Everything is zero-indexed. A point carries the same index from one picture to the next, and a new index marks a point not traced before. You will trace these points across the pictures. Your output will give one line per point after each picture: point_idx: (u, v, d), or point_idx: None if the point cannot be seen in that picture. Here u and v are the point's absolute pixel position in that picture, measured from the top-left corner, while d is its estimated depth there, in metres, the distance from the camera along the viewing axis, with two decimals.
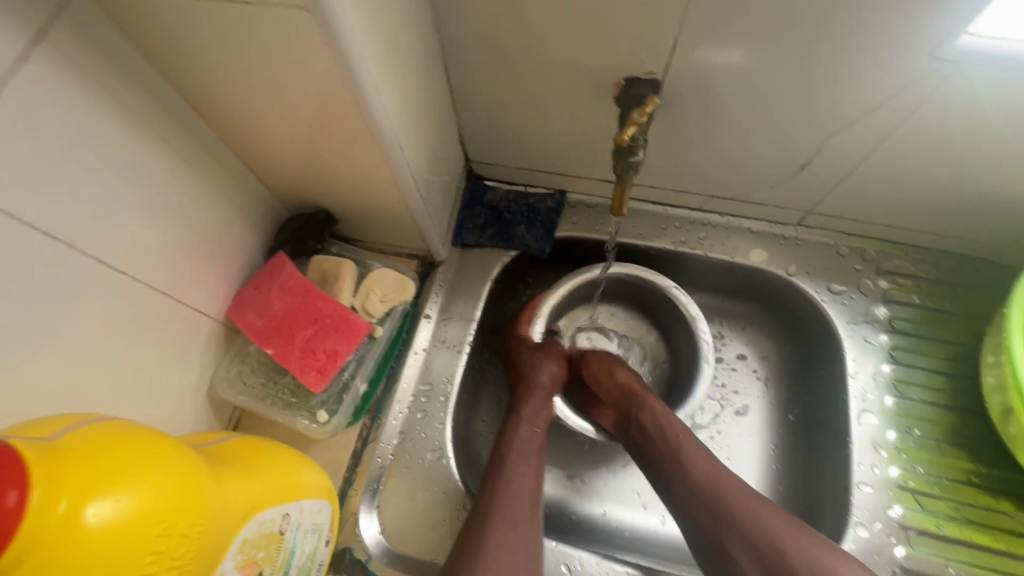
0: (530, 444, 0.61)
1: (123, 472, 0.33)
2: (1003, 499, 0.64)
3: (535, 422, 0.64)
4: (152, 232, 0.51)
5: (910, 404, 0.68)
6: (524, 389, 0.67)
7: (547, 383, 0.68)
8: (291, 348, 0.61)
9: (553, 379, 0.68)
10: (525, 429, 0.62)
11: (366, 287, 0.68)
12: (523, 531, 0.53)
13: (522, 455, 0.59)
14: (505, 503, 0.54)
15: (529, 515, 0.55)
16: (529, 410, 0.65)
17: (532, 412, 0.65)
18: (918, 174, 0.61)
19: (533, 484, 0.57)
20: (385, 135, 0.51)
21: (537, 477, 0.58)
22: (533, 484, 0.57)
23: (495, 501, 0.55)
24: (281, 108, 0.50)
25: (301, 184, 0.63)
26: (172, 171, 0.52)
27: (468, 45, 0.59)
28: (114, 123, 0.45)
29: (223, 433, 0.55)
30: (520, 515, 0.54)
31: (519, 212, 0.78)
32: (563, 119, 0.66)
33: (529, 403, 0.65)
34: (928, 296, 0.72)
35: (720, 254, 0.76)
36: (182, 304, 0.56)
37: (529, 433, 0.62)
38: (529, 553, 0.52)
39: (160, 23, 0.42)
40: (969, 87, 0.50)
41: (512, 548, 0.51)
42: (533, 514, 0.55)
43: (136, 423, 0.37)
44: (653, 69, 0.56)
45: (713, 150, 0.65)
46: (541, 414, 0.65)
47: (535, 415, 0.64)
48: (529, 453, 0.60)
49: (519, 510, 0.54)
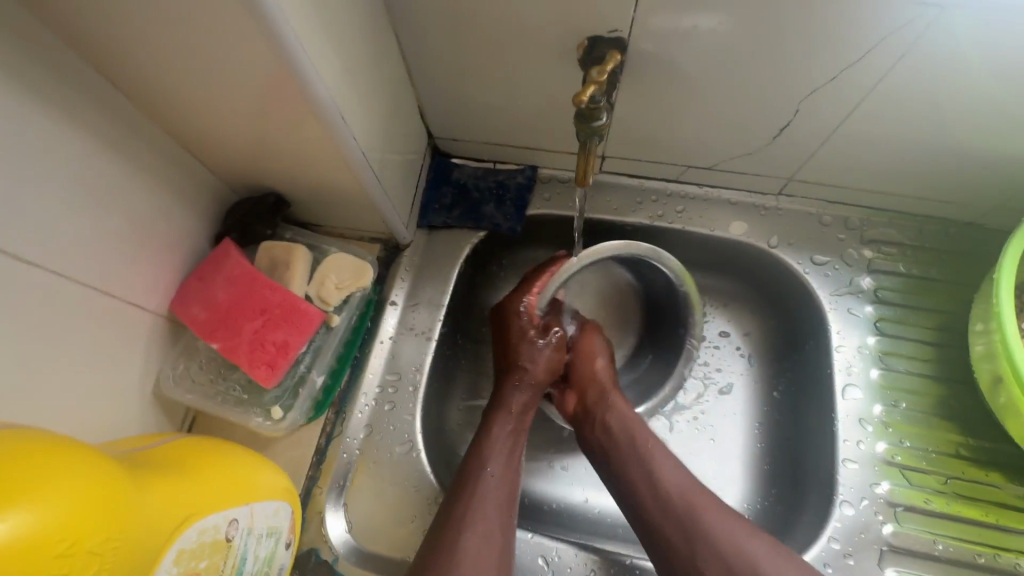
0: (510, 437, 0.59)
1: (12, 488, 0.29)
2: (993, 472, 0.62)
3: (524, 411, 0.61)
4: (74, 224, 0.46)
5: (896, 376, 0.65)
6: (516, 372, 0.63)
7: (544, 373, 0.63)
8: (239, 342, 0.57)
9: (551, 363, 0.64)
10: (509, 419, 0.60)
11: (321, 274, 0.64)
12: (494, 534, 0.51)
13: (503, 453, 0.57)
14: (480, 503, 0.53)
15: (503, 517, 0.53)
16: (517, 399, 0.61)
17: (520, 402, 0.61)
18: (903, 135, 0.58)
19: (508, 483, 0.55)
20: (325, 107, 0.46)
21: (514, 475, 0.56)
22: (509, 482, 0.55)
23: (472, 503, 0.53)
24: (208, 81, 0.45)
25: (245, 166, 0.58)
26: (92, 154, 0.47)
27: (418, 7, 0.54)
28: (14, 100, 0.40)
29: (167, 436, 0.51)
30: (493, 517, 0.52)
31: (488, 191, 0.74)
32: (527, 87, 0.61)
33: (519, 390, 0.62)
34: (914, 264, 0.69)
35: (699, 228, 0.72)
36: (117, 301, 0.52)
37: (512, 428, 0.59)
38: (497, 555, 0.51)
39: None
40: (959, 37, 0.46)
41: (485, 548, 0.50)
42: (506, 513, 0.53)
43: (38, 433, 0.34)
44: (620, 27, 0.51)
45: (688, 116, 0.61)
46: (528, 405, 0.62)
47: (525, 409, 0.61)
48: (511, 453, 0.58)
49: (492, 511, 0.53)
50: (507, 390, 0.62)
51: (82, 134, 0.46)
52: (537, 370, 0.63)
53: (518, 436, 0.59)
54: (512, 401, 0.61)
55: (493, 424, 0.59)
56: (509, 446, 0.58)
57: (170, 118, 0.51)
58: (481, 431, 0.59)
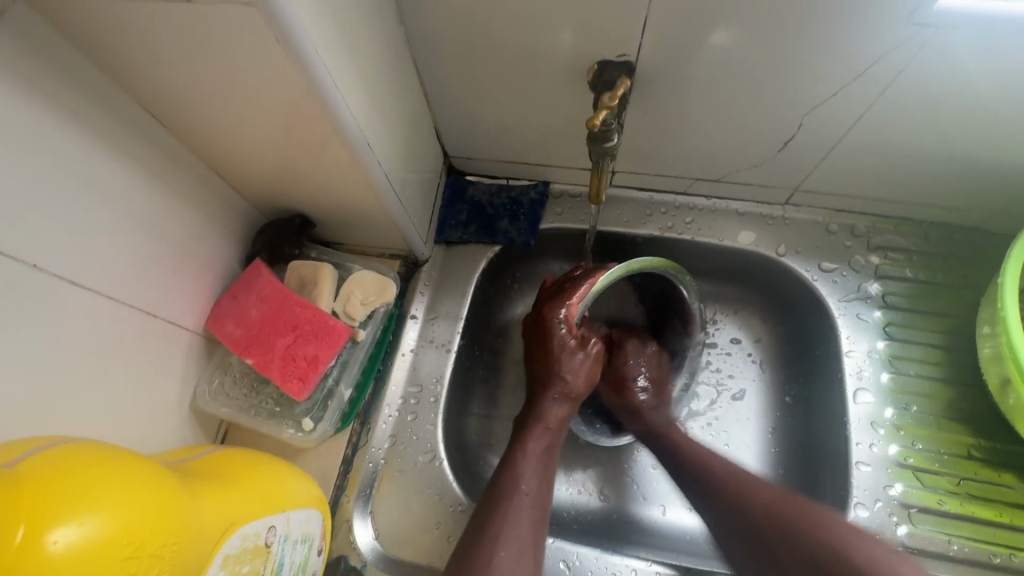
0: (541, 456, 0.60)
1: (84, 495, 0.32)
2: (1006, 472, 0.63)
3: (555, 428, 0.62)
4: (119, 247, 0.50)
5: (906, 380, 0.67)
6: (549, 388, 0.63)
7: (581, 388, 0.64)
8: (271, 357, 0.60)
9: (583, 382, 0.64)
10: (540, 435, 0.61)
11: (347, 290, 0.66)
12: (524, 551, 0.52)
13: (536, 473, 0.58)
14: (513, 519, 0.54)
15: (532, 534, 0.54)
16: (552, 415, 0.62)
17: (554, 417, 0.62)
18: (904, 145, 0.60)
19: (540, 503, 0.57)
20: (351, 134, 0.49)
21: (544, 494, 0.57)
22: (540, 502, 0.57)
23: (507, 517, 0.54)
24: (243, 113, 0.48)
25: (275, 190, 0.61)
26: (136, 183, 0.50)
27: (435, 36, 0.57)
28: (68, 136, 0.43)
29: (205, 447, 0.54)
30: (525, 535, 0.53)
31: (502, 206, 0.77)
32: (539, 107, 0.64)
33: (552, 407, 0.63)
34: (921, 269, 0.70)
35: (708, 239, 0.74)
36: (157, 319, 0.55)
37: (546, 447, 0.61)
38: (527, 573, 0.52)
39: (105, 29, 0.40)
40: (951, 51, 0.48)
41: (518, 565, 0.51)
42: (537, 531, 0.55)
43: (101, 444, 0.37)
44: (627, 51, 0.54)
45: (694, 131, 0.64)
46: (561, 421, 0.63)
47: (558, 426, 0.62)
48: (543, 472, 0.59)
49: (525, 530, 0.54)
50: (541, 408, 0.63)
51: (127, 164, 0.49)
52: (577, 383, 0.64)
53: (548, 455, 0.61)
54: (546, 419, 0.62)
55: (529, 441, 0.60)
56: (541, 463, 0.59)
57: (205, 147, 0.54)
58: (514, 446, 0.60)
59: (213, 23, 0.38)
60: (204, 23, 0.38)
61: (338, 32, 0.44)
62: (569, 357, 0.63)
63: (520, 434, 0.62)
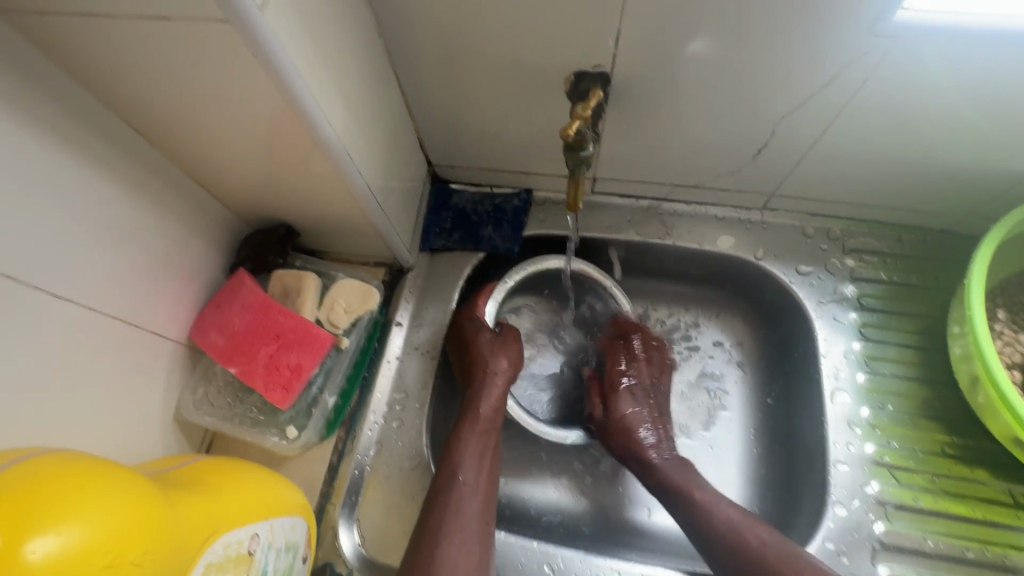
0: (481, 441, 0.61)
1: (63, 506, 0.32)
2: (978, 469, 0.64)
3: (490, 413, 0.63)
4: (102, 259, 0.50)
5: (881, 379, 0.68)
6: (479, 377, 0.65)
7: (507, 367, 0.66)
8: (255, 366, 0.60)
9: (510, 366, 0.66)
10: (477, 422, 0.62)
11: (331, 298, 0.67)
12: (471, 533, 0.55)
13: (474, 460, 0.59)
14: (457, 507, 0.56)
15: (478, 520, 0.56)
16: (484, 399, 0.64)
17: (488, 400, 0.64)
18: (874, 151, 0.62)
19: (483, 487, 0.58)
20: (331, 145, 0.50)
21: (491, 476, 0.59)
22: (484, 486, 0.58)
23: (447, 505, 0.56)
24: (223, 127, 0.49)
25: (259, 200, 0.62)
26: (118, 196, 0.51)
27: (415, 48, 0.59)
28: (49, 151, 0.44)
29: (188, 457, 0.54)
30: (466, 529, 0.55)
31: (486, 214, 0.78)
32: (519, 117, 0.65)
33: (484, 394, 0.64)
34: (894, 271, 0.72)
35: (689, 243, 0.76)
36: (140, 330, 0.55)
37: (484, 433, 0.62)
38: (478, 556, 0.54)
39: (85, 46, 0.41)
40: (912, 61, 0.50)
41: (464, 547, 0.54)
42: (482, 514, 0.57)
43: (81, 456, 0.37)
44: (602, 62, 0.56)
45: (670, 139, 0.65)
46: (498, 404, 0.64)
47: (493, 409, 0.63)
48: (482, 457, 0.60)
49: (470, 517, 0.55)
50: (476, 396, 0.64)
51: (109, 177, 0.50)
52: (500, 364, 0.66)
53: (490, 439, 0.62)
54: (481, 407, 0.63)
55: (463, 429, 0.61)
56: (479, 451, 0.60)
57: (188, 160, 0.55)
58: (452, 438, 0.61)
59: (190, 40, 0.39)
60: (182, 39, 0.39)
61: (315, 46, 0.45)
62: (496, 346, 0.67)
63: (458, 424, 0.63)
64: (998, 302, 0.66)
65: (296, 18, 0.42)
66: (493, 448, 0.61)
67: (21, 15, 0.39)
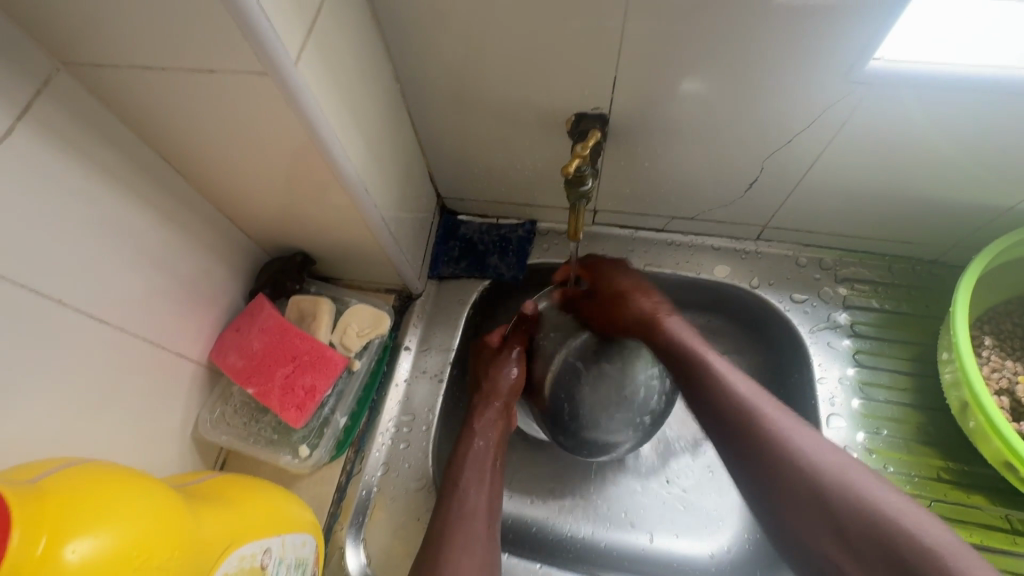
0: (480, 462, 0.63)
1: (99, 510, 0.35)
2: (975, 494, 0.65)
3: (488, 436, 0.66)
4: (135, 284, 0.54)
5: (875, 405, 0.70)
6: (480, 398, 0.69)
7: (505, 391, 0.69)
8: (271, 387, 0.63)
9: (512, 385, 0.69)
10: (479, 442, 0.65)
11: (344, 323, 0.70)
12: (471, 553, 0.56)
13: (479, 475, 0.62)
14: (462, 531, 0.57)
15: (476, 541, 0.57)
16: (482, 421, 0.66)
17: (485, 424, 0.66)
18: (859, 185, 0.65)
19: (484, 509, 0.60)
20: (350, 181, 0.54)
21: (491, 499, 0.61)
22: (484, 507, 0.60)
23: (450, 523, 0.57)
24: (252, 164, 0.54)
25: (280, 230, 0.66)
26: (153, 226, 0.55)
27: (428, 91, 0.64)
28: (94, 185, 0.48)
29: (205, 473, 0.56)
30: (475, 541, 0.57)
31: (492, 243, 0.82)
32: (523, 154, 0.70)
33: (485, 413, 0.67)
34: (886, 299, 0.75)
35: (687, 272, 0.79)
36: (165, 351, 0.59)
37: (482, 453, 0.64)
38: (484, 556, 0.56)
39: (134, 93, 0.46)
40: (887, 103, 0.54)
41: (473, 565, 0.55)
42: (481, 538, 0.58)
43: (116, 466, 0.40)
44: (599, 105, 0.61)
45: (667, 174, 0.69)
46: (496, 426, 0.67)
47: (490, 428, 0.66)
48: (483, 471, 0.62)
49: (475, 529, 0.57)
50: (474, 417, 0.67)
51: (146, 208, 0.54)
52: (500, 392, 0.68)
53: (488, 460, 0.64)
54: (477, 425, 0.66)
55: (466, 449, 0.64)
56: (480, 468, 0.63)
57: (218, 194, 0.59)
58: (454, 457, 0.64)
59: (229, 87, 0.44)
60: (221, 87, 0.44)
61: (339, 91, 0.50)
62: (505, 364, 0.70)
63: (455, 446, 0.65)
64: (984, 330, 0.69)
65: (322, 67, 0.47)
66: (493, 471, 0.63)
67: (81, 66, 0.44)
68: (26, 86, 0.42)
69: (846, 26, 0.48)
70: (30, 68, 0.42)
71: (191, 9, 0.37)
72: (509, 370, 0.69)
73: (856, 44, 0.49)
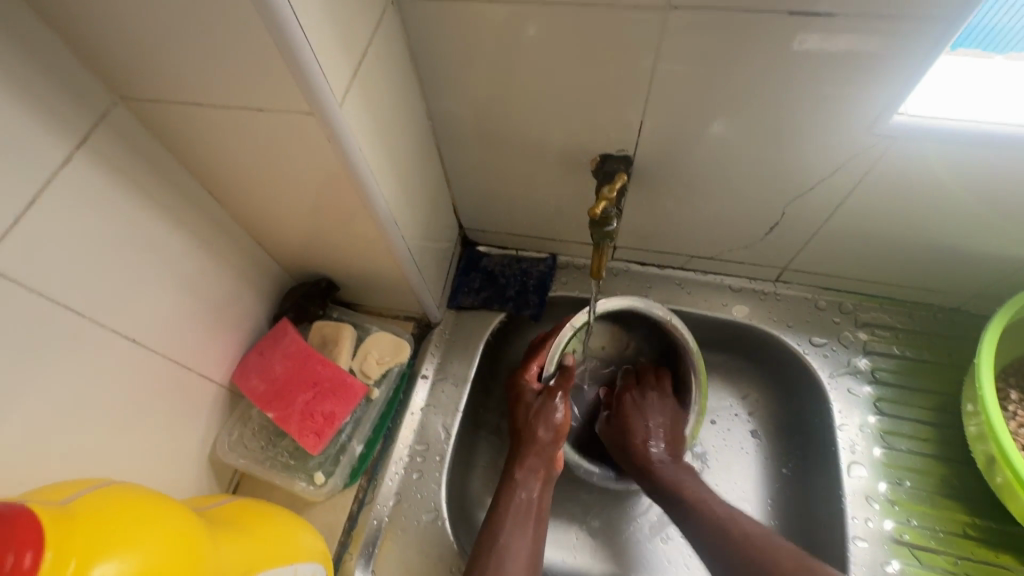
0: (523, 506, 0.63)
1: (126, 538, 0.35)
2: (1003, 552, 0.63)
3: (530, 485, 0.65)
4: (169, 306, 0.56)
5: (899, 455, 0.69)
6: (526, 448, 0.67)
7: (547, 437, 0.67)
8: (291, 412, 0.64)
9: (558, 429, 0.67)
10: (520, 490, 0.64)
11: (364, 350, 0.72)
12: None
13: (519, 521, 0.62)
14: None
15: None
16: (527, 465, 0.66)
17: (529, 470, 0.65)
18: (881, 232, 0.65)
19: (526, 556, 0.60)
20: (380, 212, 0.55)
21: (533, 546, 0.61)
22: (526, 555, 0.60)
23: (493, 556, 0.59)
24: (287, 196, 0.55)
25: (308, 257, 0.68)
26: (189, 249, 0.57)
27: (458, 129, 0.66)
28: (140, 210, 0.51)
29: (221, 497, 0.57)
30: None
31: (513, 277, 0.82)
32: (546, 190, 0.71)
33: (528, 464, 0.66)
34: (908, 346, 0.74)
35: (704, 311, 0.79)
36: (191, 372, 0.60)
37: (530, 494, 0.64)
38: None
39: (182, 127, 0.49)
40: (906, 156, 0.55)
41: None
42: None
43: (142, 490, 0.41)
44: (624, 147, 0.62)
45: (688, 213, 0.70)
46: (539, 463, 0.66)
47: (540, 470, 0.66)
48: (523, 520, 0.62)
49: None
50: (523, 452, 0.67)
51: (185, 234, 0.56)
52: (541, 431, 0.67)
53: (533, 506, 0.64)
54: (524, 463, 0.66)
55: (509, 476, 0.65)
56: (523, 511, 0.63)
57: (250, 220, 0.61)
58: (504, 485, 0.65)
59: (272, 124, 0.46)
60: (265, 123, 0.46)
61: (376, 129, 0.52)
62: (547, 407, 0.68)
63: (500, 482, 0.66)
64: (1010, 382, 0.68)
65: (362, 106, 0.49)
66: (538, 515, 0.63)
67: (136, 100, 0.47)
68: (85, 118, 0.44)
69: (871, 76, 0.49)
70: (91, 101, 0.45)
71: (247, 54, 0.40)
72: (556, 413, 0.68)
73: (879, 99, 0.51)
